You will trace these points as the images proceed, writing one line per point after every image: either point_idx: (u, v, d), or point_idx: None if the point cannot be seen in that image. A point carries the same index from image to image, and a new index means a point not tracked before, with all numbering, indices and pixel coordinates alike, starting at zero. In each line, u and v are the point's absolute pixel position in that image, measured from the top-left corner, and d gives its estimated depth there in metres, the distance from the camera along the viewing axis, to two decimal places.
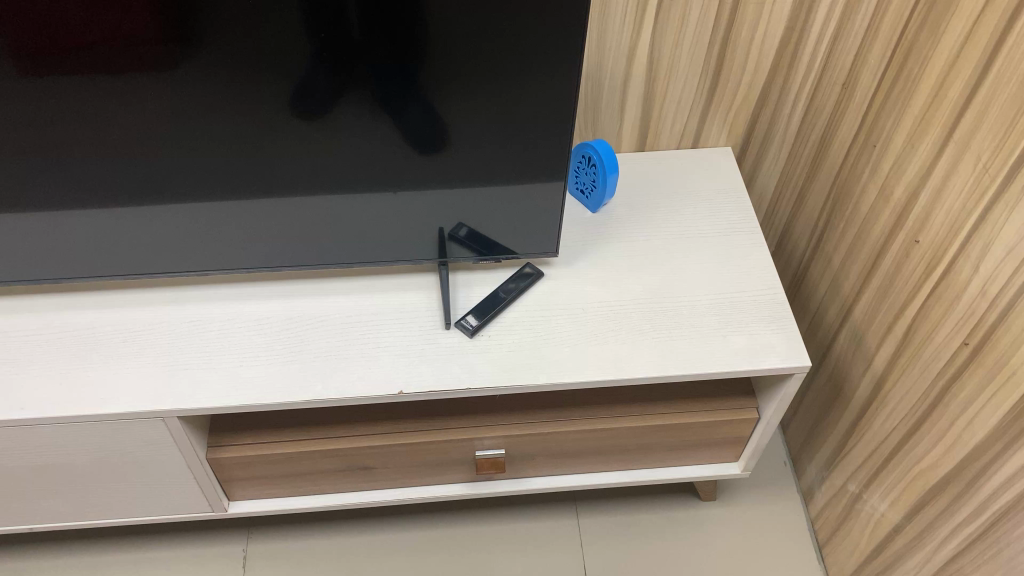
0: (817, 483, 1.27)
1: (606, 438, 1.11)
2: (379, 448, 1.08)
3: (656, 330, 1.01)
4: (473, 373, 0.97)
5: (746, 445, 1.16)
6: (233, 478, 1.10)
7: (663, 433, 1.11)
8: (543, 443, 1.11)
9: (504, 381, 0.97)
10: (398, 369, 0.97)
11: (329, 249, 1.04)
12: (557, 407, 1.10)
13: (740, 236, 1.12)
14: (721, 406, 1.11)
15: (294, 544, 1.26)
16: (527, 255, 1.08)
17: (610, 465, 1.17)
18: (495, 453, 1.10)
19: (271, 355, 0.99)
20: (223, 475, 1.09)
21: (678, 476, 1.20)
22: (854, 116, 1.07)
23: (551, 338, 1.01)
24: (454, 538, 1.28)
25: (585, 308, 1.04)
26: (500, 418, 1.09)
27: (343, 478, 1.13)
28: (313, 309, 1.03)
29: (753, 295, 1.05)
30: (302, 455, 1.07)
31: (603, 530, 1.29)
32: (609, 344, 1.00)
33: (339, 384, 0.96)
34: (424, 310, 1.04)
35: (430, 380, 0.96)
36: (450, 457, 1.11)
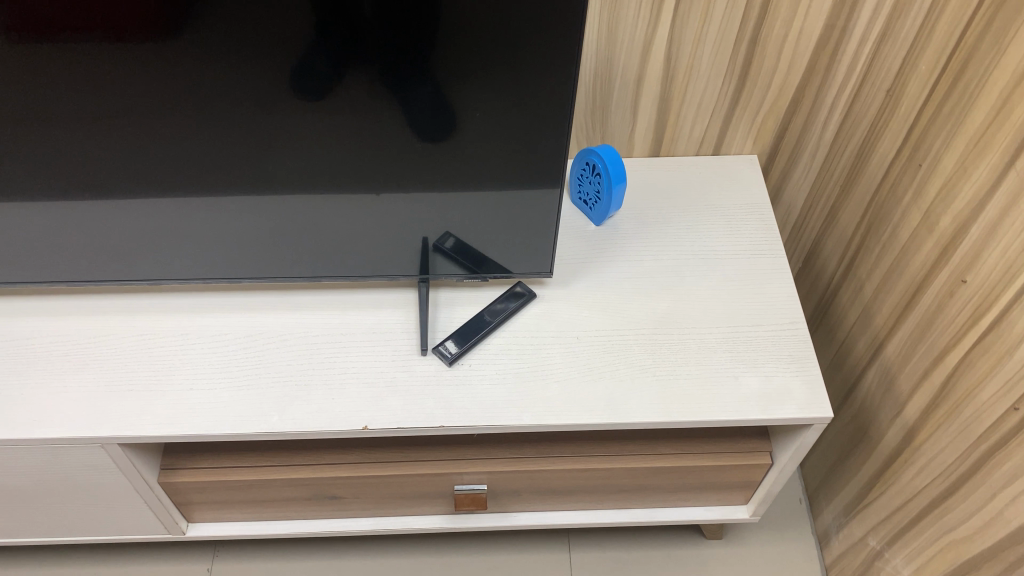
0: (834, 529, 1.16)
1: (599, 478, 1.00)
2: (349, 478, 0.98)
3: (657, 367, 0.90)
4: (449, 409, 0.87)
5: (756, 490, 1.05)
6: (191, 501, 1.01)
7: (663, 475, 1.00)
8: (530, 480, 1.00)
9: (482, 419, 0.86)
10: (365, 400, 0.87)
11: (297, 259, 0.94)
12: (547, 442, 0.99)
13: (759, 259, 1.00)
14: (730, 448, 0.99)
15: (262, 565, 1.18)
16: (521, 274, 0.96)
17: (604, 503, 1.07)
18: (476, 488, 1.00)
19: (227, 377, 0.89)
20: (180, 498, 1.00)
21: (679, 517, 1.09)
22: (898, 130, 0.94)
23: (539, 371, 0.89)
24: (435, 568, 1.18)
25: (579, 337, 0.92)
26: (483, 451, 0.99)
27: (311, 505, 1.04)
28: (277, 326, 0.93)
29: (771, 330, 0.93)
30: (264, 482, 0.98)
31: (596, 566, 1.19)
32: (604, 382, 0.89)
33: (297, 416, 0.86)
34: (399, 332, 0.93)
35: (399, 415, 0.86)
36: (426, 489, 1.01)
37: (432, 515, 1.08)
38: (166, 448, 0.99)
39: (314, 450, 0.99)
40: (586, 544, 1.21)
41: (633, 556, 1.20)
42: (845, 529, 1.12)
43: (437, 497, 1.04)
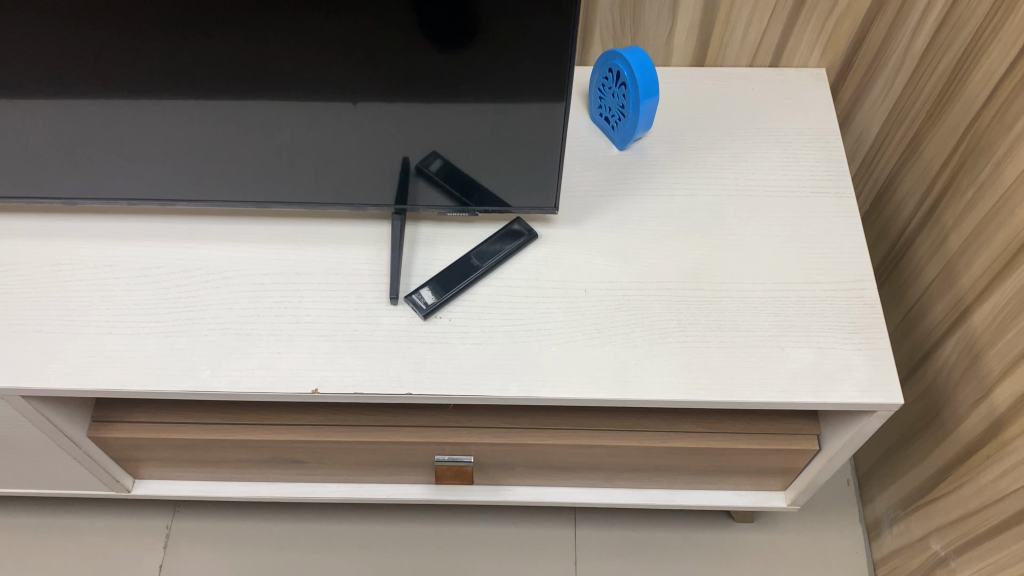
0: (886, 520, 0.99)
1: (607, 455, 0.84)
2: (310, 443, 0.83)
3: (682, 331, 0.72)
4: (419, 373, 0.70)
5: (798, 476, 0.88)
6: (132, 457, 0.88)
7: (684, 456, 0.84)
8: (524, 454, 0.84)
9: (459, 387, 0.70)
10: (319, 357, 0.71)
11: (244, 180, 0.76)
12: (545, 411, 0.83)
13: (820, 198, 0.80)
14: (767, 428, 0.82)
15: (228, 524, 1.05)
16: (519, 208, 0.78)
17: (613, 482, 0.91)
18: (460, 459, 0.85)
19: (154, 321, 0.73)
20: (118, 453, 0.87)
21: (702, 501, 0.93)
22: (1014, 37, 0.72)
23: (534, 329, 0.72)
24: (421, 537, 1.04)
25: (587, 289, 0.74)
26: (468, 419, 0.83)
27: (272, 466, 0.90)
28: (219, 260, 0.77)
29: (830, 290, 0.74)
30: (212, 442, 0.84)
31: (604, 546, 1.04)
32: (613, 347, 0.71)
33: (233, 373, 0.70)
34: (367, 273, 0.76)
35: (358, 378, 0.70)
36: (403, 458, 0.86)
37: (414, 483, 0.94)
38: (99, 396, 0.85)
39: (271, 408, 0.84)
40: (593, 518, 1.06)
41: (647, 536, 1.04)
42: (900, 524, 0.95)
43: (416, 466, 0.89)
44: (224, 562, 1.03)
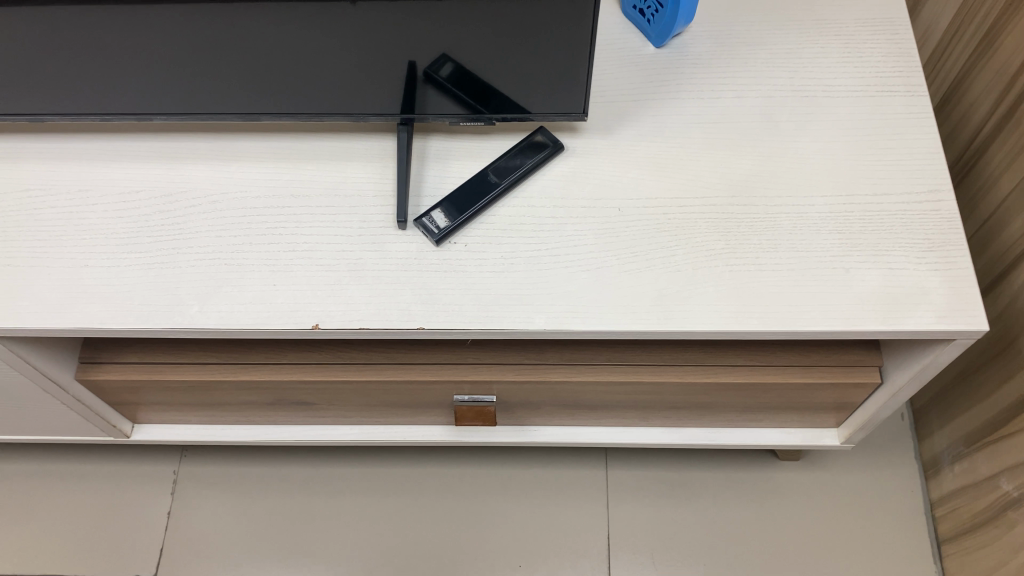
0: (947, 458, 0.91)
1: (642, 393, 0.76)
2: (317, 384, 0.76)
3: (731, 254, 0.63)
4: (433, 305, 0.62)
5: (854, 413, 0.80)
6: (127, 400, 0.81)
7: (728, 393, 0.76)
8: (551, 391, 0.77)
9: (478, 320, 0.62)
10: (319, 288, 0.63)
11: (229, 92, 0.67)
12: (574, 345, 0.75)
13: (889, 98, 0.69)
14: (822, 361, 0.73)
15: (239, 469, 1.00)
16: (542, 116, 0.68)
17: (649, 421, 0.83)
18: (481, 400, 0.78)
19: (135, 251, 0.65)
20: (112, 396, 0.80)
21: (746, 440, 0.85)
22: None
23: (561, 254, 0.64)
24: (442, 480, 0.99)
25: (622, 207, 0.65)
26: (489, 355, 0.75)
27: (279, 409, 0.83)
28: (205, 182, 0.68)
29: (902, 203, 0.64)
30: (212, 384, 0.77)
31: (637, 486, 0.97)
32: (652, 272, 0.62)
33: (223, 309, 0.63)
34: (371, 195, 0.67)
35: (364, 312, 0.62)
36: (420, 397, 0.80)
37: (432, 424, 0.87)
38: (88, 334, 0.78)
39: (273, 347, 0.77)
40: (625, 457, 0.99)
41: (683, 476, 0.97)
42: (964, 462, 0.87)
43: (435, 406, 0.82)
44: (236, 508, 0.98)
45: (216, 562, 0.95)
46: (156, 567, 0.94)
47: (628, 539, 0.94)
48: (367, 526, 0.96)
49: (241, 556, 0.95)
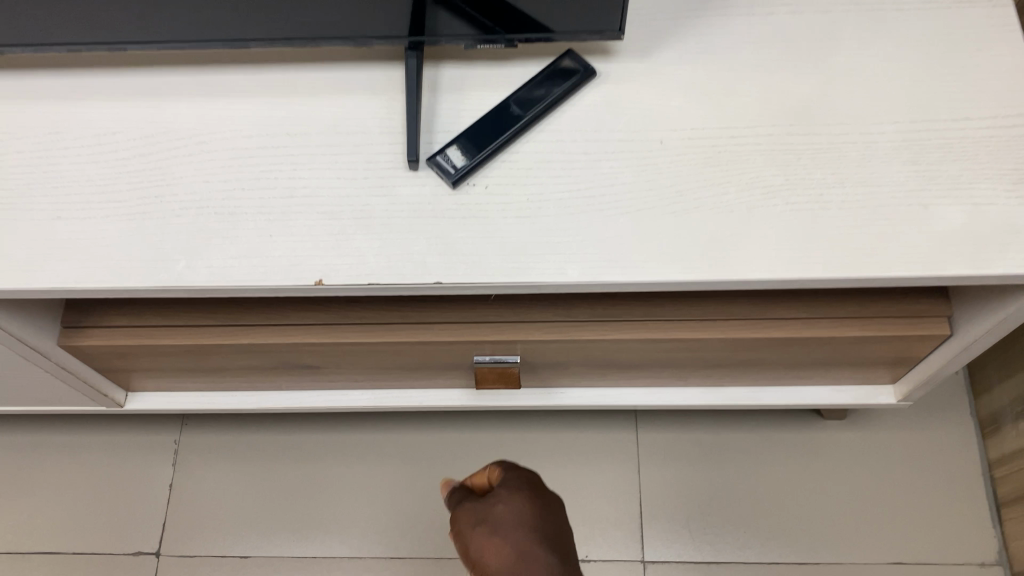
0: (1010, 415, 0.84)
1: (682, 350, 0.69)
2: (324, 346, 0.69)
3: (791, 192, 0.55)
4: (450, 256, 0.55)
5: (915, 368, 0.72)
6: (118, 367, 0.75)
7: (778, 348, 0.69)
8: (581, 350, 0.70)
9: (502, 272, 0.54)
10: (321, 239, 0.56)
11: (213, 17, 0.59)
12: (607, 299, 0.68)
13: (968, 11, 0.60)
14: (885, 312, 0.66)
15: (245, 438, 0.94)
16: (570, 38, 0.60)
17: (686, 380, 0.76)
18: (504, 360, 0.71)
19: (112, 200, 0.58)
20: (101, 363, 0.74)
21: (792, 400, 0.78)
22: None
23: (596, 194, 0.56)
24: (461, 446, 0.92)
25: (664, 140, 0.57)
26: (512, 313, 0.68)
27: (283, 373, 0.77)
28: (189, 120, 0.61)
29: (988, 130, 0.56)
30: (208, 348, 0.70)
31: (671, 448, 0.91)
32: (700, 214, 0.55)
33: (214, 263, 0.55)
34: (377, 132, 0.59)
35: (373, 265, 0.55)
36: (437, 359, 0.73)
37: (450, 387, 0.80)
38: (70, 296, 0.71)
39: (275, 307, 0.70)
40: (657, 419, 0.92)
41: (720, 438, 0.91)
42: None
43: (453, 367, 0.75)
44: (243, 480, 0.92)
45: (222, 537, 0.89)
46: (160, 543, 0.89)
47: (662, 506, 0.88)
48: (383, 496, 0.91)
49: (249, 530, 0.90)
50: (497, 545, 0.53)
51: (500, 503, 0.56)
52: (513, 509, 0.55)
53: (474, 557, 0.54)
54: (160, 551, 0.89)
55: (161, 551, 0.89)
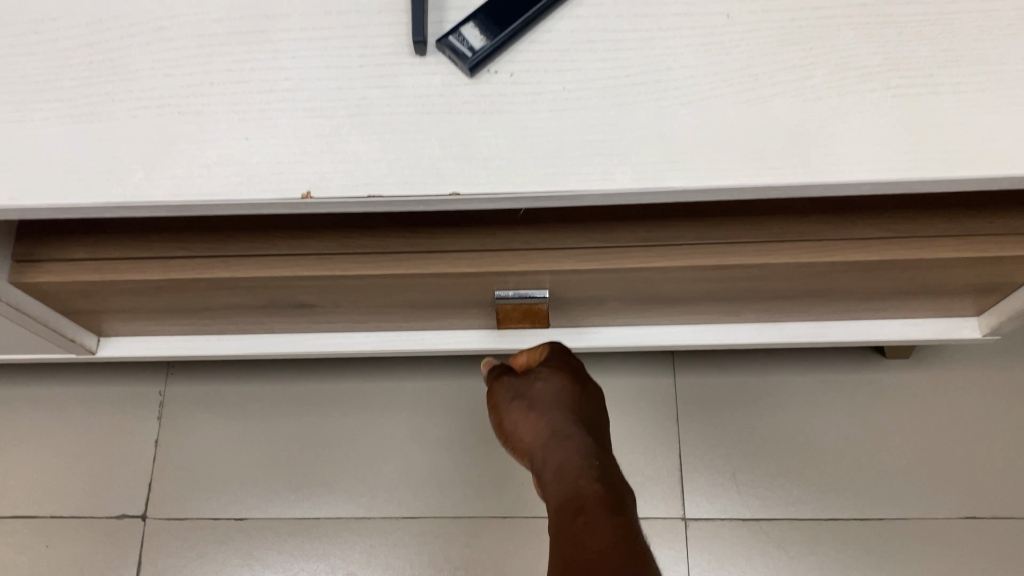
0: None
1: (739, 280, 0.59)
2: (319, 281, 0.59)
3: (891, 74, 0.45)
4: (470, 159, 0.44)
5: (1008, 298, 0.62)
6: (84, 308, 0.65)
7: (853, 276, 0.58)
8: (620, 281, 0.60)
9: (536, 178, 0.44)
10: (310, 141, 0.45)
11: None
12: (651, 220, 0.57)
13: None
14: (985, 230, 0.55)
15: (238, 388, 0.85)
16: None
17: (738, 315, 0.66)
18: (529, 295, 0.62)
19: (53, 99, 0.47)
20: (65, 304, 0.64)
21: (859, 337, 0.68)
22: None
23: (649, 81, 0.45)
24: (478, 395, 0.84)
25: (729, 16, 0.47)
26: (539, 238, 0.58)
27: (276, 313, 0.67)
28: (146, 1, 0.49)
29: None
30: (186, 285, 0.60)
31: (713, 393, 0.82)
32: (780, 102, 0.44)
33: (180, 173, 0.45)
34: (376, 11, 0.48)
35: (374, 172, 0.44)
36: (451, 295, 0.63)
37: (467, 327, 0.70)
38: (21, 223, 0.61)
39: (259, 234, 0.59)
40: (696, 361, 0.83)
41: (767, 381, 0.82)
42: None
43: (470, 304, 0.65)
44: (238, 434, 0.83)
45: (216, 497, 0.81)
46: (147, 505, 0.80)
47: (705, 455, 0.79)
48: (393, 449, 0.82)
49: (245, 489, 0.81)
50: (531, 421, 0.47)
51: (538, 383, 0.50)
52: (553, 391, 0.49)
53: (509, 431, 0.49)
54: (147, 514, 0.80)
55: (148, 514, 0.80)
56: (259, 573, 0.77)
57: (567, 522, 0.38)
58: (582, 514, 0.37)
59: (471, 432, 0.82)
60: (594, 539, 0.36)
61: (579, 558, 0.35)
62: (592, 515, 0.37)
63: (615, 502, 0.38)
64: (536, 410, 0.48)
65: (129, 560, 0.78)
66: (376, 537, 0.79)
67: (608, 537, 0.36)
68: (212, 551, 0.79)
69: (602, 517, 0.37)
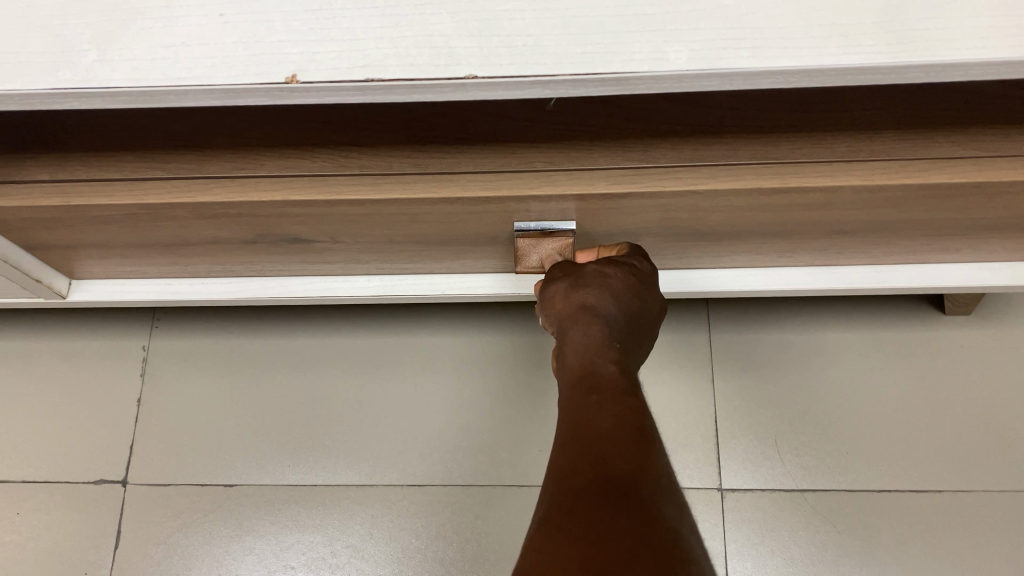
0: None
1: (794, 206, 0.51)
2: (312, 209, 0.52)
3: None
4: (488, 38, 0.36)
5: None
6: (53, 243, 0.58)
7: (928, 204, 0.50)
8: (656, 210, 0.52)
9: (569, 61, 0.36)
10: (296, 17, 0.37)
11: None
12: (698, 136, 0.49)
13: None
14: None
15: (229, 343, 0.78)
16: None
17: (785, 249, 0.59)
18: (550, 228, 0.54)
19: None
20: (29, 237, 0.57)
21: (915, 283, 0.62)
22: None
23: None
24: (492, 351, 0.77)
25: None
26: (566, 157, 0.49)
27: (266, 250, 0.60)
28: None
29: None
30: (160, 213, 0.53)
31: (750, 349, 0.77)
32: None
33: (139, 54, 0.37)
34: None
35: (374, 52, 0.37)
36: (464, 228, 0.55)
37: (481, 266, 0.63)
38: None
39: (241, 152, 0.51)
40: (732, 317, 0.78)
41: (809, 339, 0.77)
42: None
43: (485, 239, 0.58)
44: (228, 394, 0.76)
45: (203, 462, 0.73)
46: (127, 470, 0.73)
47: (741, 413, 0.75)
48: (397, 411, 0.75)
49: (234, 455, 0.74)
50: (568, 297, 0.50)
51: (590, 267, 0.52)
52: (601, 274, 0.51)
53: (548, 302, 0.52)
54: (127, 479, 0.73)
55: (129, 479, 0.73)
56: (249, 545, 0.70)
57: (581, 399, 0.42)
58: (594, 392, 0.42)
59: (482, 393, 0.75)
60: (600, 424, 0.39)
61: (586, 436, 0.38)
62: (603, 405, 0.41)
63: (629, 384, 0.44)
64: (581, 277, 0.51)
65: (106, 529, 0.71)
66: (378, 507, 0.71)
67: (613, 419, 0.39)
68: (198, 521, 0.72)
69: (613, 394, 0.42)
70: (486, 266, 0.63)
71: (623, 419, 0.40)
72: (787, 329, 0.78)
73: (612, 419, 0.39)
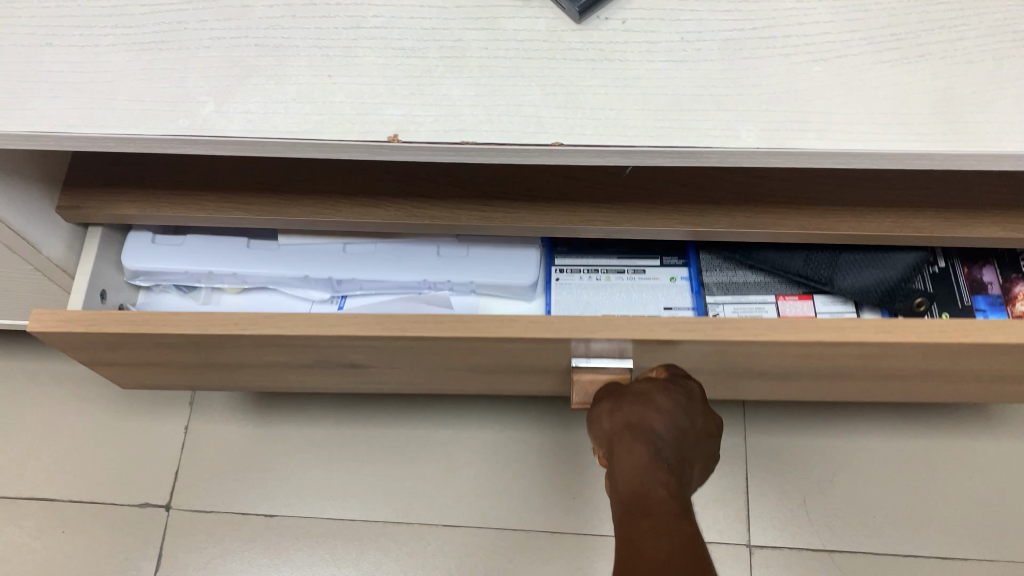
0: None
1: (847, 357, 0.52)
2: (373, 342, 0.52)
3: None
4: (573, 110, 0.40)
5: None
6: (110, 361, 0.59)
7: (981, 357, 0.51)
8: (709, 353, 0.53)
9: (649, 133, 0.39)
10: (398, 82, 0.41)
11: None
12: (750, 207, 0.52)
13: None
14: None
15: (258, 408, 0.79)
16: None
17: (826, 388, 0.61)
18: (604, 363, 0.56)
19: (121, 25, 0.43)
20: (102, 282, 0.60)
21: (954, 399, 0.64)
22: None
23: (782, 30, 0.41)
24: (526, 428, 0.78)
25: None
26: (626, 220, 0.52)
27: (322, 370, 0.62)
28: None
29: None
30: (221, 340, 0.53)
31: (784, 445, 0.80)
32: (928, 65, 0.40)
33: (254, 108, 0.41)
34: None
35: (470, 118, 0.40)
36: (516, 360, 0.57)
37: (525, 387, 0.64)
38: (74, 159, 0.57)
39: (320, 199, 0.54)
40: (766, 415, 0.81)
41: (841, 434, 0.80)
42: None
43: (534, 369, 0.59)
44: (263, 446, 0.77)
45: (244, 491, 0.76)
46: (171, 495, 0.75)
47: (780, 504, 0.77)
48: (426, 478, 0.76)
49: (275, 487, 0.76)
50: (612, 416, 0.49)
51: (636, 386, 0.51)
52: (647, 391, 0.50)
53: (595, 424, 0.51)
54: (170, 504, 0.75)
55: (173, 505, 0.75)
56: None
57: (633, 525, 0.40)
58: (647, 517, 0.40)
59: (518, 454, 0.77)
60: (654, 555, 0.38)
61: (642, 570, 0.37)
62: (655, 532, 0.39)
63: (681, 507, 0.42)
64: (625, 394, 0.51)
65: (148, 553, 0.73)
66: (414, 545, 0.73)
67: (668, 550, 0.38)
68: (237, 548, 0.74)
69: (667, 520, 0.40)
70: (531, 387, 0.64)
71: (677, 548, 0.38)
72: (819, 427, 0.80)
73: (667, 549, 0.38)
